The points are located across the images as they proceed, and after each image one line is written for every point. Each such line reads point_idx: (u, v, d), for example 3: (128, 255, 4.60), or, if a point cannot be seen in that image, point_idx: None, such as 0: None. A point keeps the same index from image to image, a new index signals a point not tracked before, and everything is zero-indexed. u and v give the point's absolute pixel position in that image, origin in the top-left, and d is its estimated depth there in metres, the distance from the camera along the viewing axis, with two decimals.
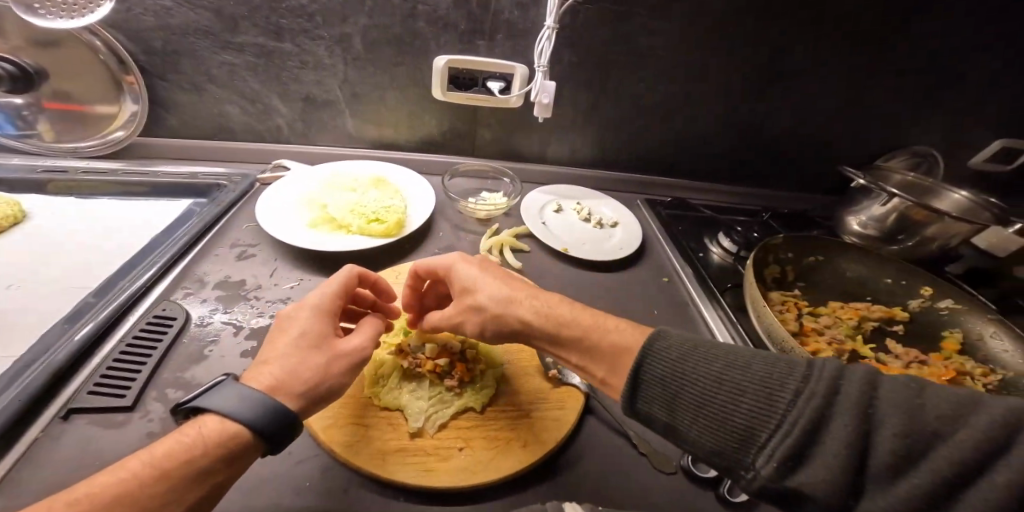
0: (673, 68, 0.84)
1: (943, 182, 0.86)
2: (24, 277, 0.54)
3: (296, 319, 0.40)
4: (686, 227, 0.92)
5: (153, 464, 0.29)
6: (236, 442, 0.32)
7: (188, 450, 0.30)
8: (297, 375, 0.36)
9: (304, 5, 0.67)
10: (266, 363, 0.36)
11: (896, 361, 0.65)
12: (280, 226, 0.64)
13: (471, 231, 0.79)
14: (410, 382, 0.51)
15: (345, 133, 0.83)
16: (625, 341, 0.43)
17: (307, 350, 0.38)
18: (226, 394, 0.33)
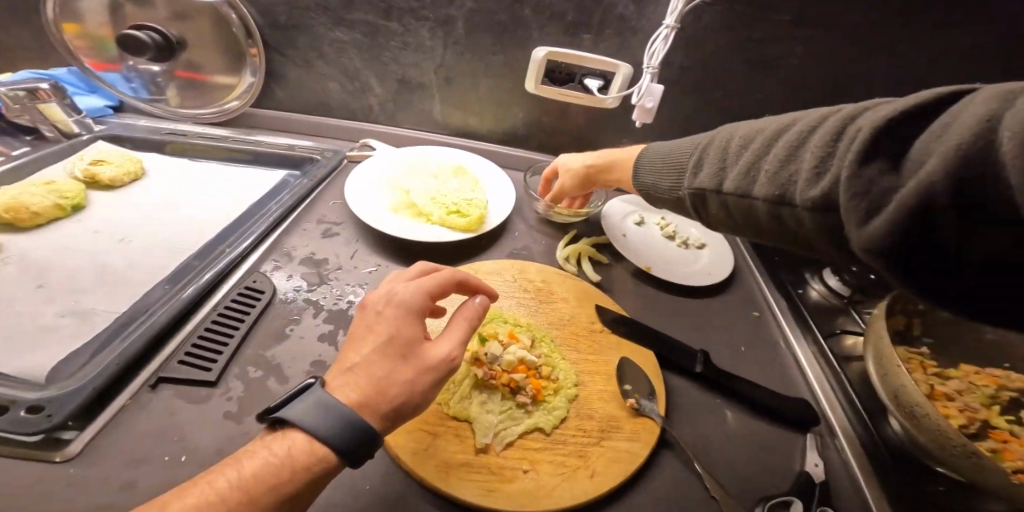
0: (799, 80, 0.74)
1: None
2: (134, 230, 0.57)
3: (386, 318, 0.36)
4: (783, 258, 0.82)
5: (239, 485, 0.28)
6: (321, 464, 0.30)
7: (269, 473, 0.28)
8: (384, 393, 0.33)
9: None
10: (352, 370, 0.33)
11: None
12: (366, 206, 0.64)
13: (548, 235, 0.75)
14: (481, 393, 0.48)
15: (433, 120, 0.82)
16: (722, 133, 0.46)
17: (392, 363, 0.34)
18: (313, 405, 0.31)
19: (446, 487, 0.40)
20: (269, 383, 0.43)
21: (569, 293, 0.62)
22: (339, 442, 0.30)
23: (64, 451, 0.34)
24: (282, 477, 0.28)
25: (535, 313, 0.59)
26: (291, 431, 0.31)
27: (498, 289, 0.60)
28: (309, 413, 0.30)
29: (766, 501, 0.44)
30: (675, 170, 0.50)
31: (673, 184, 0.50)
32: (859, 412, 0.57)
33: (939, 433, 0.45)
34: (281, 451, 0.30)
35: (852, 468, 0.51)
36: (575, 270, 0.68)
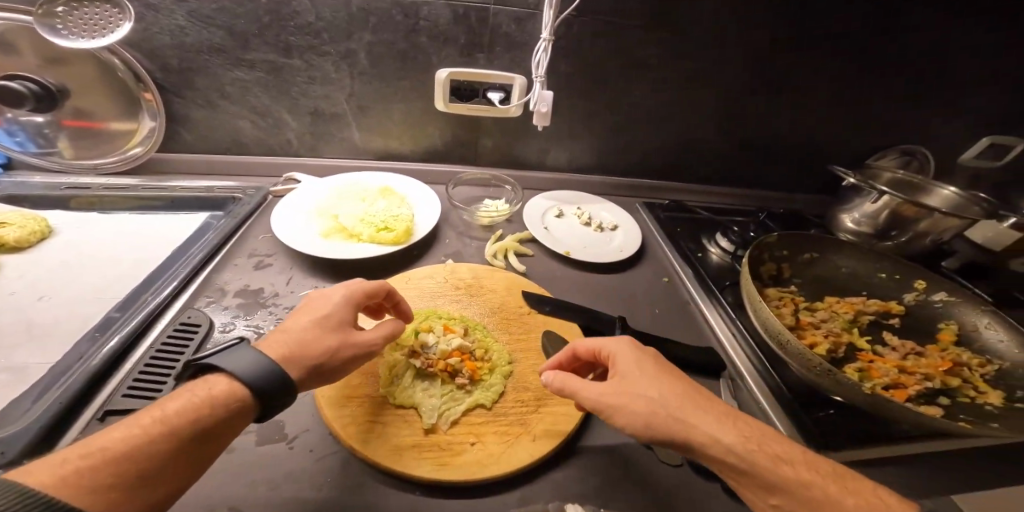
0: (664, 76, 0.88)
1: (930, 180, 0.88)
2: (53, 289, 0.57)
3: (326, 302, 0.47)
4: (684, 228, 0.95)
5: (164, 420, 0.33)
6: (240, 402, 0.37)
7: (193, 408, 0.34)
8: (306, 352, 0.42)
9: (312, 23, 0.69)
10: (284, 335, 0.43)
11: (897, 353, 0.66)
12: (295, 236, 0.66)
13: (477, 238, 0.81)
14: (422, 381, 0.51)
15: (353, 146, 0.85)
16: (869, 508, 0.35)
17: (324, 332, 0.44)
18: (239, 355, 0.38)
19: (399, 467, 0.44)
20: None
21: (498, 285, 0.68)
22: (257, 384, 0.37)
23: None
24: (204, 412, 0.35)
25: (468, 306, 0.63)
26: (212, 376, 0.38)
27: (430, 289, 0.64)
28: (236, 359, 0.38)
29: None
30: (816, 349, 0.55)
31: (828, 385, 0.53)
32: (765, 360, 0.67)
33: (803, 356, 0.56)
34: (201, 393, 0.36)
35: (763, 404, 0.61)
36: (503, 265, 0.75)
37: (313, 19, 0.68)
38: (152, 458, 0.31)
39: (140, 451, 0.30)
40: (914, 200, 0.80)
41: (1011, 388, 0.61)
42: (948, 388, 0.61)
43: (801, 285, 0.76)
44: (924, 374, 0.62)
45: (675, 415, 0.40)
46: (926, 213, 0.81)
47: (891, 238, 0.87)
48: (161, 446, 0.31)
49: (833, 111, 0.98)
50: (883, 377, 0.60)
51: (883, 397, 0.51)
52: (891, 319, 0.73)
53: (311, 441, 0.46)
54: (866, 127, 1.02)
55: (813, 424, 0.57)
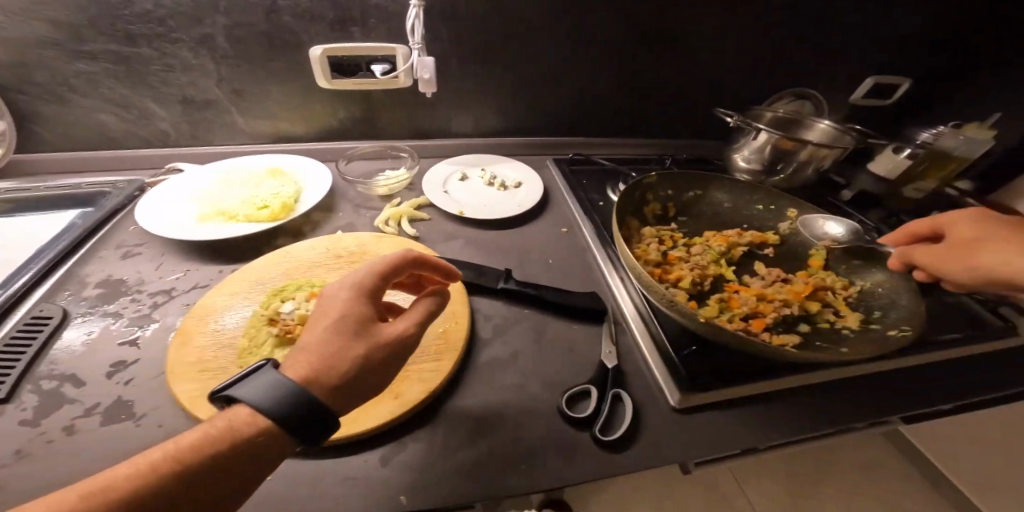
0: (550, 33, 0.89)
1: (809, 117, 0.95)
2: None
3: (337, 300, 0.42)
4: (591, 181, 0.98)
5: (174, 459, 0.30)
6: (265, 436, 0.33)
7: (207, 444, 0.31)
8: (335, 367, 0.38)
9: (150, 10, 0.65)
10: (305, 350, 0.39)
11: (767, 284, 0.70)
12: (164, 224, 0.63)
13: (373, 208, 0.81)
14: (282, 349, 0.50)
15: (238, 130, 0.82)
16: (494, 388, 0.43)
17: (345, 337, 0.40)
18: (261, 385, 0.35)
19: None
20: (65, 389, 0.46)
21: (384, 250, 0.68)
22: (278, 416, 0.34)
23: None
24: (219, 448, 0.32)
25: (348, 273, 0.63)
26: (236, 407, 0.35)
27: (310, 260, 0.63)
28: (258, 389, 0.35)
29: (563, 398, 0.56)
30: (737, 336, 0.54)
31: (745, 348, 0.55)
32: (650, 308, 0.70)
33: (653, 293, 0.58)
34: (221, 424, 0.33)
35: (642, 347, 0.66)
36: (395, 231, 0.75)
37: (152, 7, 0.64)
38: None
39: (143, 504, 0.28)
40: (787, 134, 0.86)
41: (867, 309, 0.67)
42: (810, 315, 0.66)
43: (684, 222, 0.82)
44: (783, 301, 0.66)
45: None
46: (800, 146, 0.87)
47: (777, 171, 0.94)
48: (160, 488, 0.29)
49: (720, 60, 1.00)
50: (742, 307, 0.64)
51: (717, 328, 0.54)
52: (765, 249, 0.77)
53: (162, 415, 0.45)
54: (759, 73, 1.05)
55: (681, 365, 0.62)
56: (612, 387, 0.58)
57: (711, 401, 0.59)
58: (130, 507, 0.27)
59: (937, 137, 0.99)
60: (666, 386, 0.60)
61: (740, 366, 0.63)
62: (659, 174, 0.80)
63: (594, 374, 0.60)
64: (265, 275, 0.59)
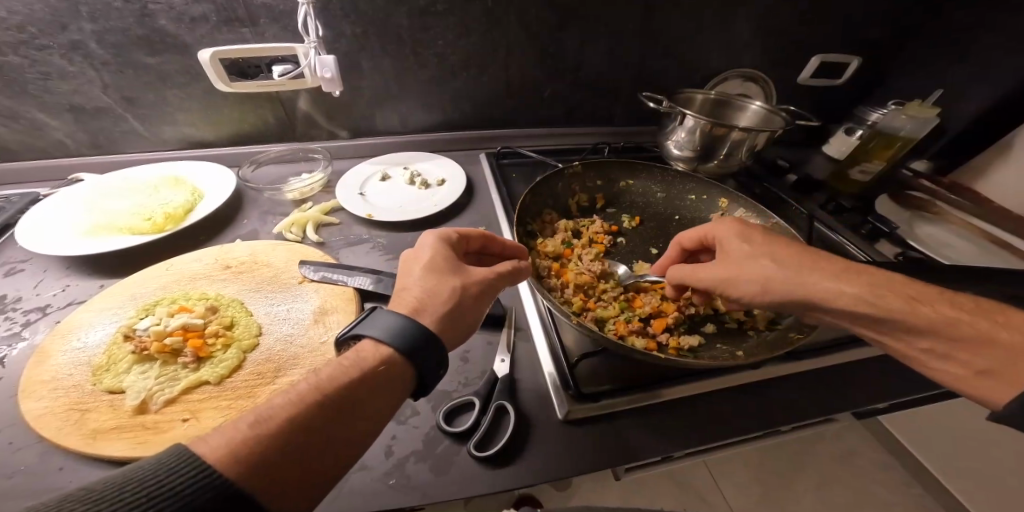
0: (462, 24, 0.85)
1: (742, 98, 0.91)
2: None
3: (426, 251, 0.53)
4: (521, 173, 0.97)
5: (321, 390, 0.38)
6: (384, 368, 0.41)
7: (342, 378, 0.39)
8: (436, 298, 0.48)
9: (4, 17, 0.63)
10: (405, 293, 0.49)
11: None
12: (44, 238, 0.63)
13: (283, 213, 0.79)
14: (141, 365, 0.51)
15: (143, 138, 0.82)
16: (363, 347, 0.42)
17: (441, 276, 0.50)
18: (379, 322, 0.43)
19: (88, 449, 0.44)
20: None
21: (277, 259, 0.67)
22: (393, 342, 0.42)
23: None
24: (354, 378, 0.39)
25: (229, 284, 0.62)
26: (362, 343, 0.43)
27: (195, 271, 0.63)
28: (374, 326, 0.43)
29: (445, 411, 0.57)
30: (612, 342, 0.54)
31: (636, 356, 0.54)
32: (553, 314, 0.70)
33: None
34: (351, 361, 0.41)
35: (539, 354, 0.65)
36: (296, 238, 0.74)
37: (5, 14, 0.63)
38: (318, 427, 0.36)
39: (300, 422, 0.35)
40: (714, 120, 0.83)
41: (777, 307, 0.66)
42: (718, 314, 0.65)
43: (612, 214, 0.80)
44: (690, 298, 0.64)
45: (415, 293, 0.48)
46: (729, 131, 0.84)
47: (709, 157, 0.90)
48: (314, 412, 0.36)
49: (648, 45, 0.96)
50: (644, 306, 0.64)
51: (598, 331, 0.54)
52: None
53: (11, 434, 0.45)
54: (695, 57, 1.01)
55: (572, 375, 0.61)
56: (496, 399, 0.58)
57: (598, 410, 0.59)
58: (292, 421, 0.35)
59: (883, 118, 0.96)
60: (556, 398, 0.59)
61: (636, 375, 0.63)
62: (583, 161, 0.78)
63: (483, 383, 0.60)
64: (145, 290, 0.60)
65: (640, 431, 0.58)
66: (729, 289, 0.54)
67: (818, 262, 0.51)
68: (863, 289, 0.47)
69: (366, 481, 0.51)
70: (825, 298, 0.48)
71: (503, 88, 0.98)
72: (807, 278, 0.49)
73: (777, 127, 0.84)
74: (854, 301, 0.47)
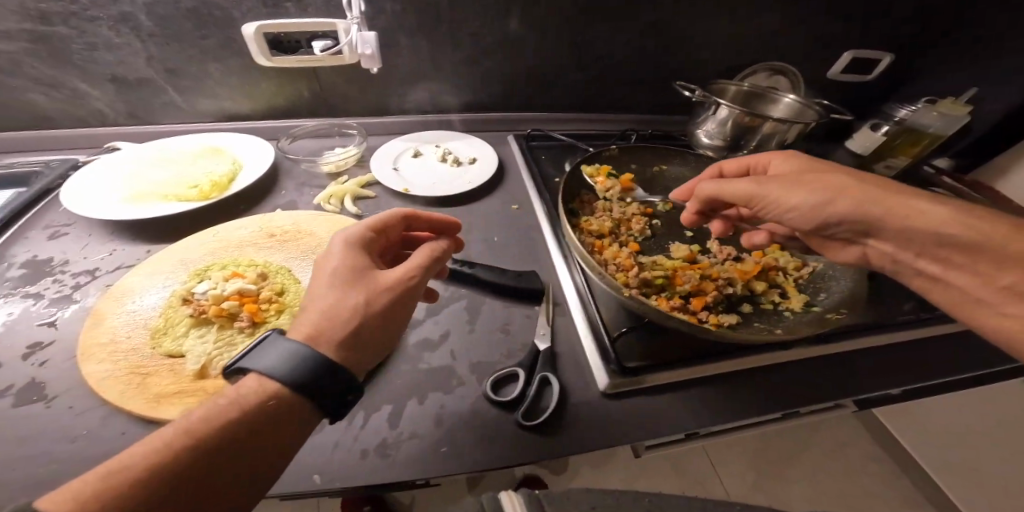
0: (502, 6, 0.85)
1: (776, 90, 0.91)
2: None
3: (332, 258, 0.43)
4: (550, 155, 0.96)
5: (190, 434, 0.31)
6: (275, 399, 0.34)
7: (221, 419, 0.32)
8: (337, 321, 0.39)
9: None
10: (304, 315, 0.39)
11: (717, 259, 0.70)
12: (89, 203, 0.62)
13: (318, 185, 0.79)
14: (199, 329, 0.51)
15: (179, 109, 0.81)
16: (247, 383, 0.35)
17: (342, 290, 0.40)
18: (272, 352, 0.35)
19: (153, 412, 0.44)
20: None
21: (319, 229, 0.67)
22: (286, 377, 0.34)
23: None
24: (238, 419, 0.33)
25: (276, 252, 0.62)
26: (245, 380, 0.35)
27: (241, 239, 0.63)
28: (267, 358, 0.35)
29: (491, 380, 0.57)
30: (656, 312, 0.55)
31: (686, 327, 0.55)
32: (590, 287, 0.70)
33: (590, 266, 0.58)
34: (238, 396, 0.34)
35: (577, 328, 0.65)
36: (335, 209, 0.74)
37: None
38: (184, 480, 0.30)
39: (162, 475, 0.29)
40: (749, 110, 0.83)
41: (813, 290, 0.67)
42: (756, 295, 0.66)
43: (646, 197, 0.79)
44: (728, 279, 0.65)
45: (312, 313, 0.39)
46: (762, 121, 0.85)
47: (739, 147, 0.91)
48: (181, 460, 0.30)
49: (685, 34, 0.96)
50: (684, 285, 0.63)
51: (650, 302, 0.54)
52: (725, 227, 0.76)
53: (73, 398, 0.45)
54: (727, 46, 1.01)
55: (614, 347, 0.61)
56: (540, 370, 0.58)
57: (641, 384, 0.59)
58: (154, 473, 0.29)
59: (913, 115, 0.96)
60: (597, 372, 0.60)
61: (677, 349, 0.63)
62: (620, 147, 0.79)
63: (524, 357, 0.60)
64: (193, 257, 0.59)
65: (683, 407, 0.58)
66: (782, 198, 0.49)
67: (904, 189, 0.46)
68: (960, 212, 0.42)
69: (415, 447, 0.51)
70: (912, 215, 0.43)
71: (536, 71, 0.98)
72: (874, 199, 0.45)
73: (811, 119, 0.84)
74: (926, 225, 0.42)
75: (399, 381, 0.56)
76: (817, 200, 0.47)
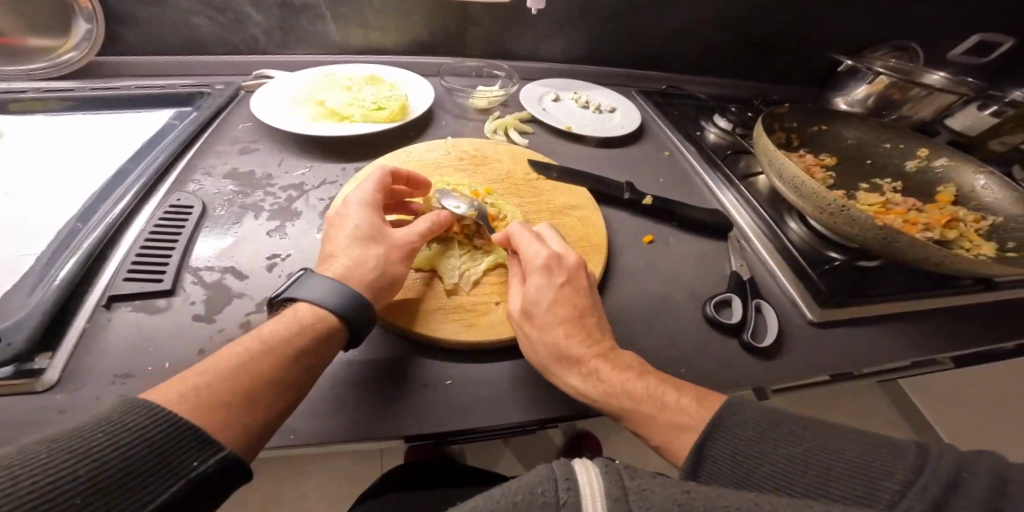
0: None
1: (924, 66, 0.89)
2: (27, 182, 0.55)
3: (347, 215, 0.42)
4: (681, 111, 0.93)
5: (261, 344, 0.31)
6: (328, 323, 0.34)
7: (285, 335, 0.32)
8: (361, 272, 0.38)
9: None
10: (331, 257, 0.39)
11: (908, 209, 0.67)
12: (282, 120, 0.61)
13: (474, 120, 0.77)
14: (438, 244, 0.51)
15: (330, 40, 0.78)
16: (303, 311, 0.34)
17: (367, 245, 0.40)
18: (313, 285, 0.35)
19: (424, 326, 0.44)
20: (228, 280, 0.46)
21: (504, 158, 0.65)
22: (338, 310, 0.34)
23: (44, 380, 0.36)
24: (307, 339, 0.33)
25: (476, 177, 0.61)
26: (299, 305, 0.35)
27: (439, 164, 0.61)
28: (314, 289, 0.35)
29: (710, 303, 0.54)
30: (882, 240, 0.53)
31: (927, 255, 0.52)
32: (775, 224, 0.66)
33: (817, 194, 0.55)
34: (289, 319, 0.34)
35: (769, 262, 0.62)
36: (504, 140, 0.72)
37: None
38: (264, 389, 0.30)
39: (250, 378, 0.29)
40: (908, 78, 0.80)
41: (1001, 239, 0.64)
42: (947, 241, 0.63)
43: (809, 152, 0.78)
44: (925, 225, 0.64)
45: (368, 265, 0.39)
46: (918, 91, 0.82)
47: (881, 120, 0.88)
48: (258, 369, 0.30)
49: None
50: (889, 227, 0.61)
51: (894, 228, 0.51)
52: (895, 183, 0.74)
53: None
54: (865, 9, 0.98)
55: (821, 281, 0.58)
56: (754, 297, 0.55)
57: (846, 316, 0.57)
58: (243, 376, 0.29)
59: None
60: (802, 301, 0.57)
61: (877, 285, 0.60)
62: (788, 104, 0.78)
63: (731, 282, 0.57)
64: None
65: (898, 342, 0.55)
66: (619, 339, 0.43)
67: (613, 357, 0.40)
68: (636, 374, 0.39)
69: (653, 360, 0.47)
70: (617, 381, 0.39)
71: (673, 27, 0.95)
72: (627, 362, 0.40)
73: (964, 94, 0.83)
74: (659, 408, 0.37)
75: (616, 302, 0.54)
76: (544, 346, 0.40)
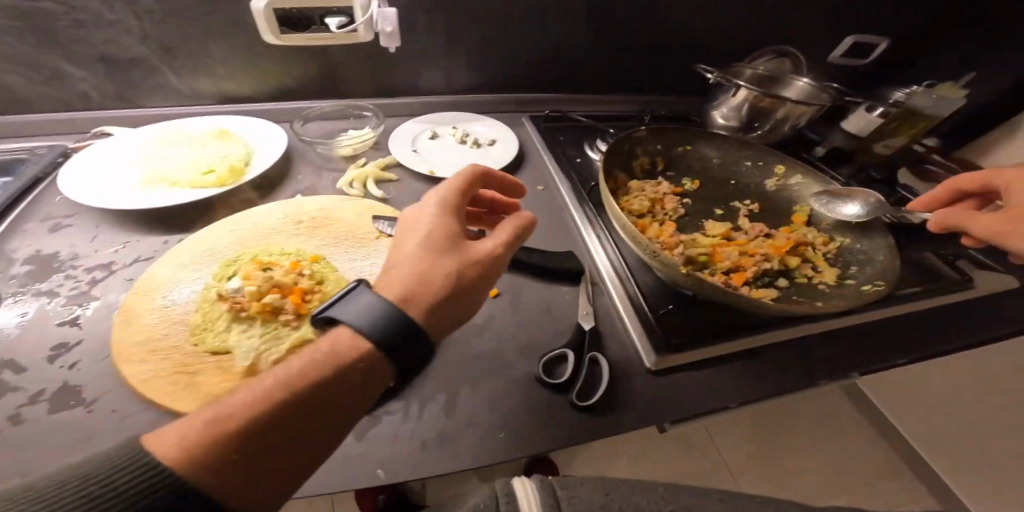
0: None
1: (788, 73, 0.92)
2: None
3: (411, 226, 0.41)
4: (567, 136, 0.93)
5: (254, 393, 0.28)
6: (355, 366, 0.31)
7: (306, 374, 0.29)
8: (431, 281, 0.37)
9: None
10: (398, 271, 0.38)
11: (750, 238, 0.68)
12: (95, 192, 0.58)
13: (335, 169, 0.74)
14: (239, 324, 0.48)
15: (174, 92, 0.75)
16: (331, 346, 0.31)
17: (429, 256, 0.38)
18: (357, 302, 0.33)
19: None
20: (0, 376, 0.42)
21: (348, 215, 0.64)
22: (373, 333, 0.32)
23: None
24: (334, 378, 0.30)
25: (309, 240, 0.59)
26: (352, 330, 0.33)
27: (271, 227, 0.60)
28: (358, 308, 0.33)
29: (543, 362, 0.53)
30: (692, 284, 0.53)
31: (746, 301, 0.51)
32: (627, 265, 0.67)
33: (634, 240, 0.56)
34: (315, 354, 0.31)
35: (618, 307, 0.62)
36: (359, 193, 0.70)
37: None
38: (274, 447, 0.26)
39: (253, 431, 0.26)
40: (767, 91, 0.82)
41: (845, 264, 0.66)
42: (789, 270, 0.64)
43: (673, 177, 0.79)
44: (764, 255, 0.64)
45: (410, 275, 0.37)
46: (780, 103, 0.83)
47: (754, 130, 0.90)
48: (252, 423, 0.27)
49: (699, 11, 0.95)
50: (724, 261, 0.62)
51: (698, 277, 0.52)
52: (753, 206, 0.75)
53: (115, 400, 0.41)
54: (739, 24, 0.99)
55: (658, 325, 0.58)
56: (590, 349, 0.54)
57: (686, 362, 0.56)
58: (232, 435, 0.26)
59: (911, 96, 0.93)
60: (643, 348, 0.56)
61: (717, 322, 0.61)
62: (648, 127, 0.78)
63: (569, 338, 0.56)
64: (221, 247, 0.56)
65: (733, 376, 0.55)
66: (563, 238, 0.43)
67: None
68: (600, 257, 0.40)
69: (464, 430, 0.46)
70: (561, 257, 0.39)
71: (550, 52, 0.94)
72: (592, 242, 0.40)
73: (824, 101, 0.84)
74: None
75: (448, 363, 0.52)
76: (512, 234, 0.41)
